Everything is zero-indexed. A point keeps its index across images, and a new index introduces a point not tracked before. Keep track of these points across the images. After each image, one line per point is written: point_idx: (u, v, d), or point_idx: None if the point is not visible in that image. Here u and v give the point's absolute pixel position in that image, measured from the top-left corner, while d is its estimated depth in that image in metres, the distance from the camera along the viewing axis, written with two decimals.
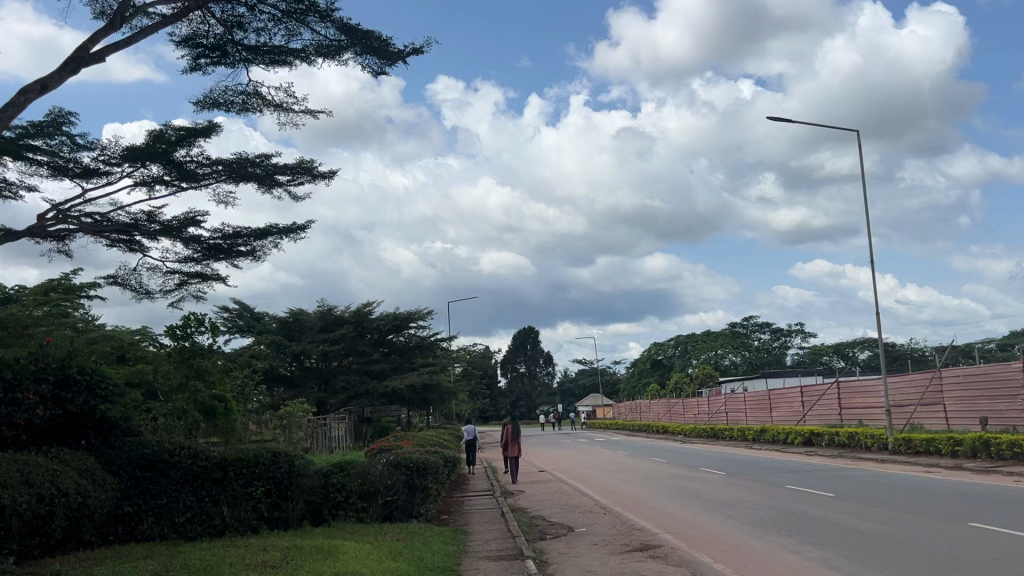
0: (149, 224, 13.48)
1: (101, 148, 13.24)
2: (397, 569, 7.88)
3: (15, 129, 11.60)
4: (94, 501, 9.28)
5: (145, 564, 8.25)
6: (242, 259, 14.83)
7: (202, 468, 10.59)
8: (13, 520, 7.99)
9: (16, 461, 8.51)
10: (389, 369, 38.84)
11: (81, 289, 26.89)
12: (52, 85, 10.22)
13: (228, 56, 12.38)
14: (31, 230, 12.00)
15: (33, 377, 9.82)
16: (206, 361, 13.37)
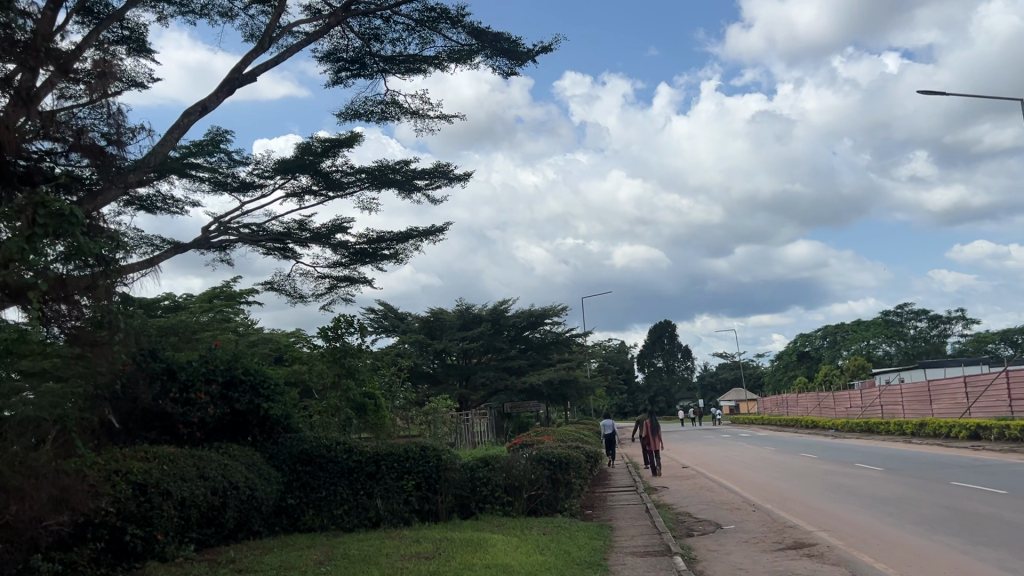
0: (300, 232, 14.27)
1: (255, 163, 14.10)
2: (547, 563, 7.99)
3: (180, 149, 12.55)
4: (262, 493, 9.93)
5: (310, 554, 8.72)
6: (386, 262, 15.42)
7: (357, 462, 11.16)
8: (193, 511, 8.64)
9: (193, 455, 9.28)
10: (528, 366, 39.29)
11: (241, 294, 28.81)
12: (210, 106, 11.00)
13: (367, 67, 12.90)
14: (197, 242, 12.96)
15: (205, 378, 10.63)
16: (356, 360, 13.88)
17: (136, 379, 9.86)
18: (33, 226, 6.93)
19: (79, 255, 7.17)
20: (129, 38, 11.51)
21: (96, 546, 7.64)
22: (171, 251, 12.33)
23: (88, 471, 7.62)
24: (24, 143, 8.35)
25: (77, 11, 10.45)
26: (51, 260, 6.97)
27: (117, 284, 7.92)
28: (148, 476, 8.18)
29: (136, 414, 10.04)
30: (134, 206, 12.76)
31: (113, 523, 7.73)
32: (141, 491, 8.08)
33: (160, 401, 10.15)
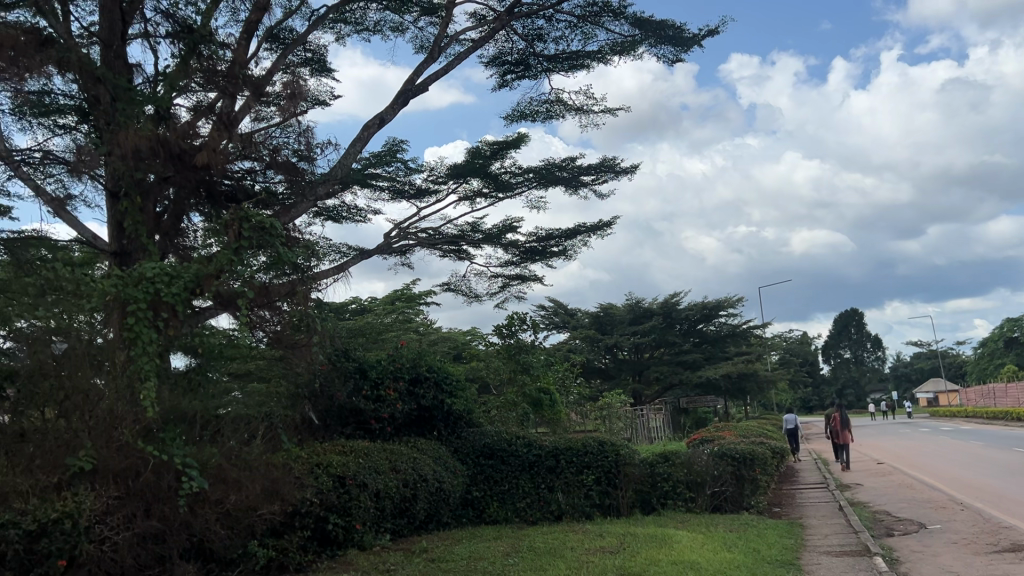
0: (474, 234, 14.68)
1: (430, 169, 14.65)
2: (736, 560, 7.77)
3: (363, 161, 13.17)
4: (448, 486, 10.36)
5: (497, 545, 8.96)
6: (556, 259, 15.57)
7: (536, 457, 11.40)
8: (387, 502, 9.14)
9: (385, 449, 9.79)
10: (703, 359, 38.33)
11: (420, 295, 30.08)
12: (387, 118, 11.57)
13: (532, 68, 13.07)
14: (379, 248, 13.64)
15: (392, 376, 11.17)
16: (531, 356, 14.21)
17: (332, 378, 10.52)
18: (239, 239, 7.68)
19: (277, 264, 7.90)
20: (312, 60, 12.27)
21: (303, 533, 8.14)
22: (357, 257, 13.07)
23: (293, 463, 8.21)
24: (228, 163, 9.08)
25: (266, 39, 11.28)
26: (255, 270, 7.72)
27: (311, 289, 8.52)
28: (347, 469, 8.70)
29: (333, 410, 10.68)
30: (322, 217, 13.62)
31: (317, 513, 8.27)
32: (341, 483, 8.61)
33: (354, 398, 10.70)
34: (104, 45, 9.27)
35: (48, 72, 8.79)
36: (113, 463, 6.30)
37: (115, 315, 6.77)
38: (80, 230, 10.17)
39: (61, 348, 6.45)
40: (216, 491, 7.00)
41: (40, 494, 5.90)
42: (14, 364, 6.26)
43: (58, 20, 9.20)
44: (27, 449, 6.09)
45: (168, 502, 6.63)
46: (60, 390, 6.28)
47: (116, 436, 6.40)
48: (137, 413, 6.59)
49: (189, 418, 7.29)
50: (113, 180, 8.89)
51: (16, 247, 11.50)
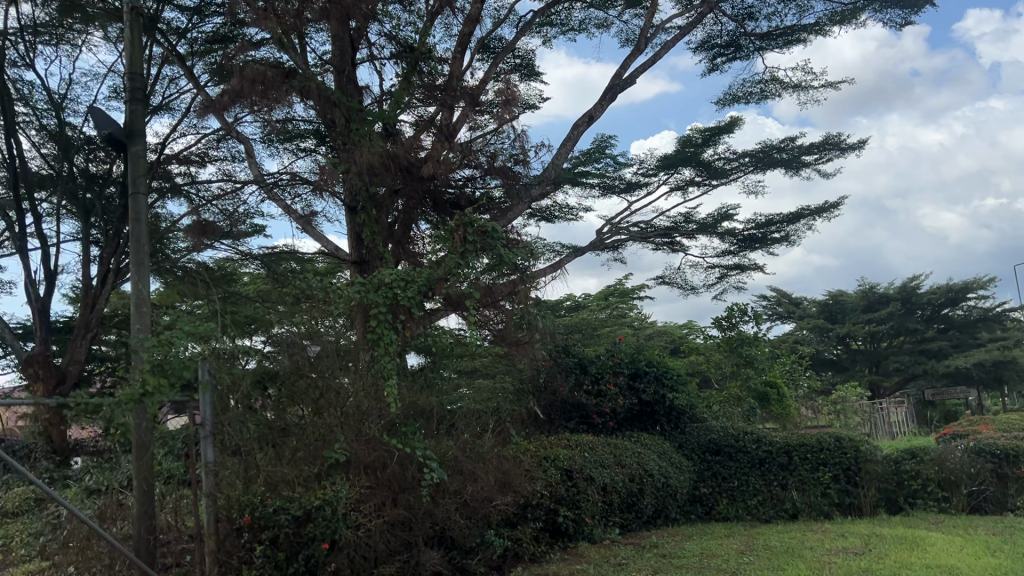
0: (688, 224, 14.40)
1: (640, 162, 14.56)
2: (1003, 567, 7.04)
3: (571, 160, 13.42)
4: (675, 482, 10.28)
5: (730, 543, 8.73)
6: (777, 245, 14.90)
7: (767, 454, 10.94)
8: (614, 496, 9.24)
9: (610, 443, 9.91)
10: (951, 348, 34.92)
11: (634, 290, 29.85)
12: (597, 115, 11.66)
13: (743, 49, 12.62)
14: (593, 244, 13.76)
15: (612, 371, 11.22)
16: (754, 349, 13.65)
17: (554, 374, 10.77)
18: (465, 242, 8.03)
19: (499, 267, 8.15)
20: (521, 65, 12.61)
21: (536, 525, 8.33)
22: (571, 255, 13.25)
23: (523, 456, 8.49)
24: (450, 172, 9.55)
25: (478, 50, 11.74)
26: (480, 271, 8.02)
27: (532, 288, 8.72)
28: (573, 462, 8.90)
29: (557, 405, 10.90)
30: (536, 218, 13.93)
31: (547, 505, 8.47)
32: (568, 476, 8.82)
33: (576, 393, 10.87)
34: (337, 71, 10.05)
35: (293, 102, 9.66)
36: (363, 455, 6.83)
37: (360, 321, 7.49)
38: (324, 243, 11.12)
39: (315, 350, 7.01)
40: (454, 482, 7.38)
41: (304, 483, 6.56)
42: (274, 367, 6.82)
43: (298, 52, 10.11)
44: (291, 441, 6.75)
45: (413, 491, 7.06)
46: (314, 387, 6.91)
47: (365, 430, 6.92)
48: (381, 409, 7.07)
49: (427, 413, 7.65)
50: (350, 196, 9.69)
51: (270, 261, 12.79)
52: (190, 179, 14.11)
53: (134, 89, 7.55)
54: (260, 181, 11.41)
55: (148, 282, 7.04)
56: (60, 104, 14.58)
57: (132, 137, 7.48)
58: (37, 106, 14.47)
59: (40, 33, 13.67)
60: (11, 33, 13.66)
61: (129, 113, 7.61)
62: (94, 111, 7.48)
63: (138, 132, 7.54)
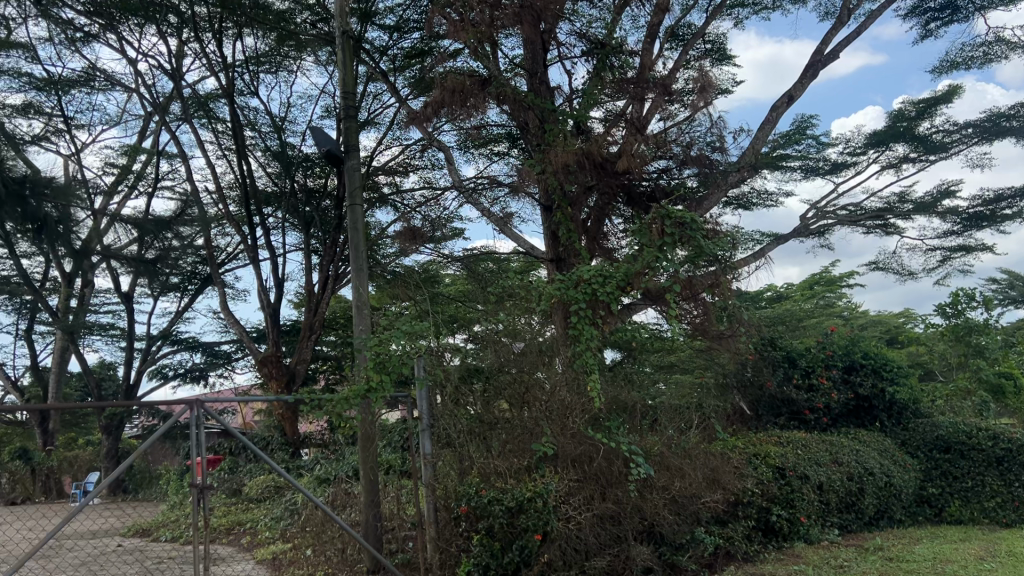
0: (903, 204, 13.41)
1: (846, 141, 13.71)
2: None
3: (770, 143, 12.86)
4: (899, 481, 9.63)
5: (966, 548, 8.03)
6: (1009, 222, 13.55)
7: (1006, 451, 10.05)
8: (832, 495, 8.82)
9: (824, 441, 9.49)
10: None
11: (841, 277, 28.18)
12: (797, 95, 11.13)
13: (961, 10, 11.57)
14: (796, 231, 13.14)
15: (824, 364, 10.66)
16: (985, 337, 12.50)
17: (760, 368, 10.39)
18: (662, 237, 7.72)
19: (697, 258, 7.85)
20: (712, 50, 12.28)
21: (748, 523, 8.06)
22: (773, 243, 12.72)
23: (731, 453, 8.24)
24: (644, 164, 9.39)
25: (668, 39, 11.55)
26: (679, 262, 7.76)
27: (734, 279, 8.46)
28: (785, 460, 8.59)
29: (764, 401, 10.54)
30: (732, 206, 13.50)
31: (760, 503, 8.18)
32: (782, 474, 8.51)
33: (786, 387, 10.44)
34: (529, 74, 10.34)
35: (489, 106, 9.93)
36: (570, 449, 6.88)
37: (559, 316, 7.60)
38: (521, 242, 11.32)
39: (519, 346, 7.24)
40: (661, 478, 7.19)
41: (515, 475, 6.74)
42: (480, 363, 7.09)
43: (492, 58, 10.43)
44: (502, 435, 6.94)
45: (620, 486, 6.98)
46: (518, 382, 7.03)
47: (570, 425, 6.93)
48: (585, 404, 7.06)
49: (630, 410, 7.60)
50: (546, 195, 9.86)
51: (469, 262, 13.30)
52: (395, 188, 14.97)
53: (348, 107, 8.12)
54: (461, 186, 11.84)
55: (367, 286, 7.55)
56: (281, 125, 15.95)
57: (348, 152, 8.03)
58: (262, 129, 15.92)
59: (262, 62, 15.02)
60: (239, 65, 15.11)
61: (344, 130, 8.19)
62: (315, 131, 8.09)
63: (353, 147, 8.11)
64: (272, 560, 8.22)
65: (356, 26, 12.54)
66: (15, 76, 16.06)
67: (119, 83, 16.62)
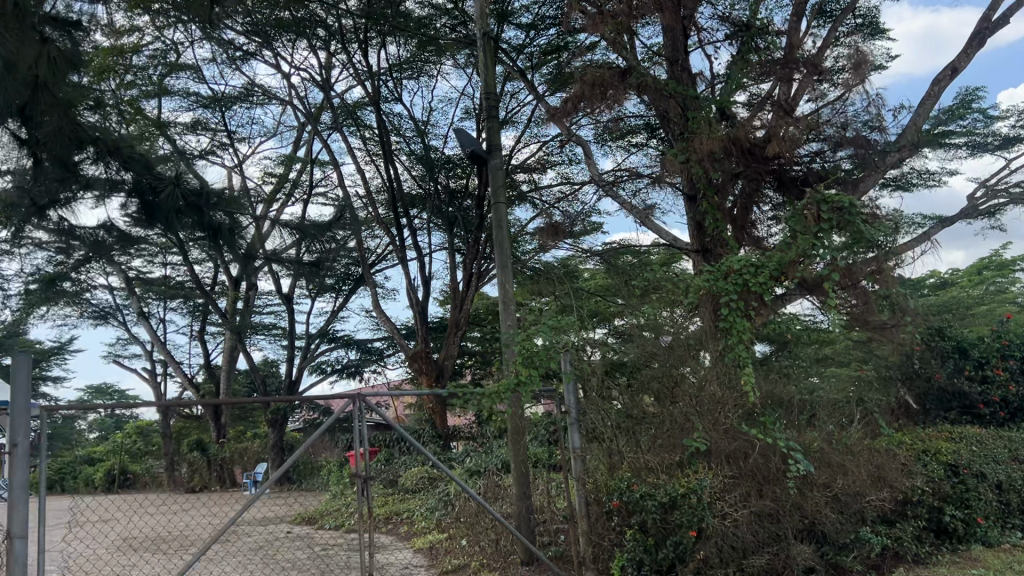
0: None
1: (1017, 113, 12.67)
2: None
3: (931, 120, 12.06)
4: None
5: None
6: None
7: None
8: (1013, 495, 8.20)
9: (1001, 437, 8.86)
10: None
11: (1014, 262, 26.02)
12: (961, 66, 10.39)
13: None
14: (963, 212, 12.25)
15: (1000, 355, 9.90)
16: None
17: (928, 359, 9.80)
18: (818, 222, 7.43)
19: (856, 245, 7.41)
20: (864, 25, 11.63)
21: (918, 524, 7.61)
22: (937, 226, 11.91)
23: (898, 449, 7.77)
24: (795, 148, 8.95)
25: (815, 16, 11.05)
26: (836, 249, 7.35)
27: (897, 266, 8.04)
28: (959, 457, 8.07)
29: (933, 394, 9.89)
30: (889, 187, 12.72)
31: (931, 503, 7.70)
32: (955, 472, 8.01)
33: (956, 380, 9.76)
34: (670, 62, 10.15)
35: (629, 98, 9.81)
36: (724, 445, 6.68)
37: (707, 308, 7.41)
38: (664, 234, 11.12)
39: (665, 340, 7.11)
40: (823, 475, 6.90)
41: (667, 470, 6.63)
42: (625, 358, 7.06)
43: (630, 49, 10.32)
44: (651, 430, 6.78)
45: (779, 483, 6.69)
46: (662, 377, 6.90)
47: (722, 421, 6.75)
48: (737, 399, 6.88)
49: (786, 405, 7.38)
50: (689, 184, 9.65)
51: (610, 256, 13.22)
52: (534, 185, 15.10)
53: (490, 107, 8.25)
54: (600, 180, 11.73)
55: (513, 282, 7.64)
56: (424, 129, 16.44)
57: (490, 151, 8.16)
58: (406, 133, 16.45)
59: (404, 69, 15.53)
60: (383, 72, 15.69)
61: (487, 130, 8.33)
62: (459, 132, 8.23)
63: (496, 146, 8.24)
64: (429, 549, 8.54)
65: (494, 27, 12.74)
66: (183, 95, 17.36)
67: (275, 97, 17.62)
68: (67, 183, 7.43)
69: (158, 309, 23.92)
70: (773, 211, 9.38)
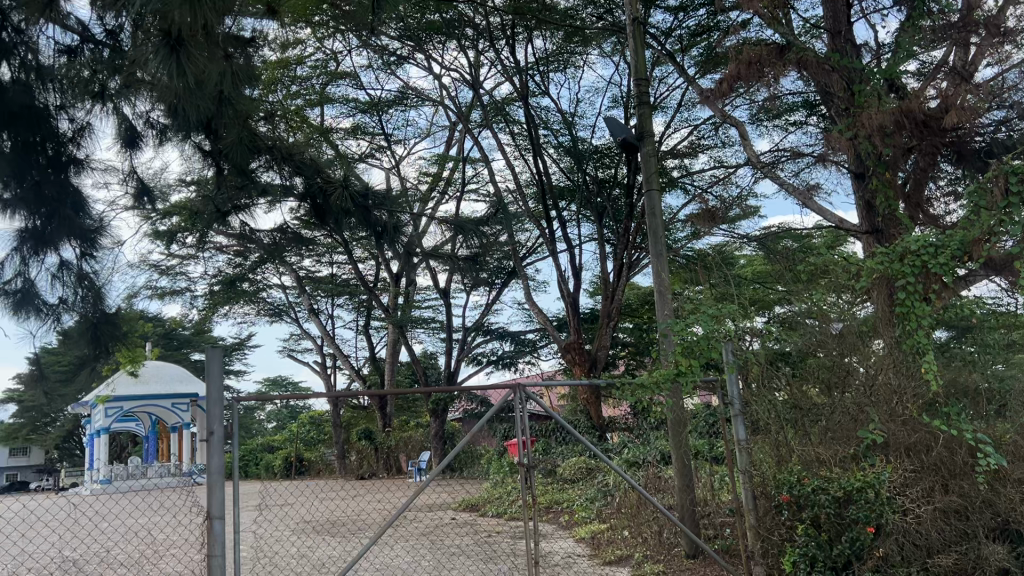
0: None
1: None
2: None
3: None
4: None
5: None
6: None
7: None
8: None
9: None
10: None
11: None
12: None
13: None
14: None
15: None
16: None
17: None
18: (1007, 196, 6.80)
19: None
20: None
21: None
22: None
23: None
24: (975, 118, 8.34)
25: None
26: None
27: None
28: None
29: None
30: None
31: None
32: None
33: None
34: (832, 34, 9.62)
35: (787, 75, 9.36)
36: (903, 437, 6.29)
37: (881, 292, 6.85)
38: (827, 215, 10.59)
39: (836, 327, 6.75)
40: (1019, 470, 6.26)
41: (840, 463, 6.34)
42: (786, 348, 6.77)
43: (787, 24, 9.87)
44: (821, 422, 6.54)
45: (966, 478, 6.20)
46: (830, 367, 6.59)
47: (899, 411, 6.38)
48: (916, 388, 6.44)
49: (972, 394, 6.89)
50: (857, 161, 9.12)
51: (768, 241, 12.72)
52: (685, 170, 14.82)
53: (641, 94, 8.14)
54: (759, 162, 11.29)
55: (668, 271, 7.51)
56: (572, 121, 16.46)
57: (642, 138, 8.05)
58: (554, 126, 16.55)
59: (551, 62, 15.59)
60: (530, 67, 15.81)
61: (638, 117, 8.24)
62: (609, 121, 8.11)
63: (648, 133, 8.11)
64: (591, 538, 8.57)
65: (641, 13, 12.56)
66: (344, 102, 18.23)
67: (428, 98, 18.16)
68: (245, 189, 7.95)
69: (326, 305, 25.28)
70: (950, 185, 9.05)
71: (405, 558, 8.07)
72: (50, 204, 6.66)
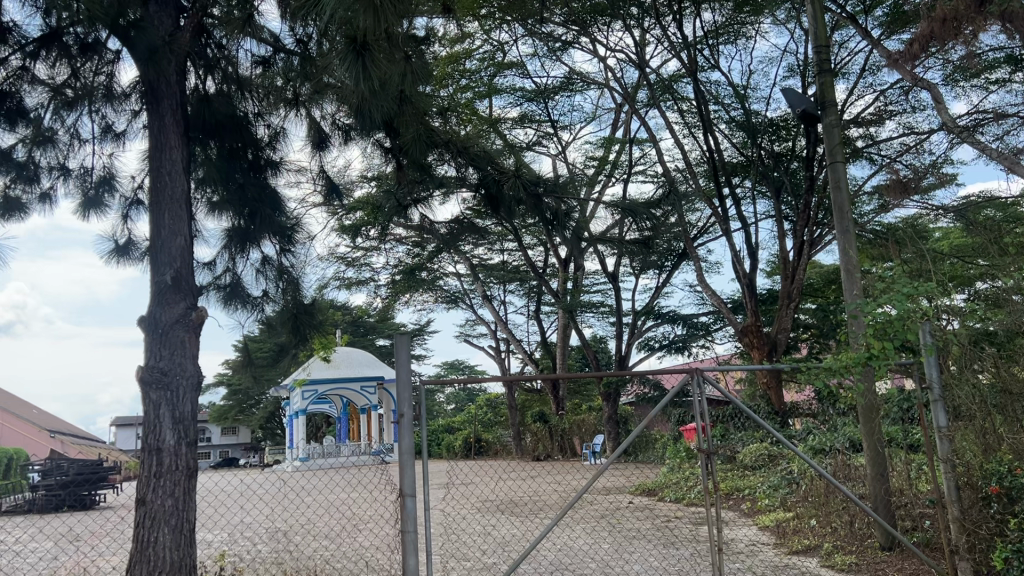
0: None
1: None
2: None
3: None
4: None
5: None
6: None
7: None
8: None
9: None
10: None
11: None
12: None
13: None
14: None
15: None
16: None
17: None
18: None
19: None
20: None
21: None
22: None
23: None
24: None
25: None
26: None
27: None
28: None
29: None
30: None
31: None
32: None
33: None
34: None
35: (988, 29, 8.53)
36: None
37: None
38: None
39: None
40: None
41: None
42: (992, 327, 6.14)
43: None
44: None
45: None
46: None
47: None
48: None
49: None
50: None
51: (967, 212, 11.73)
52: (871, 139, 13.94)
53: (822, 61, 7.72)
54: (955, 125, 10.41)
55: (856, 247, 7.11)
56: (744, 94, 15.89)
57: (824, 108, 7.62)
58: (725, 101, 16.03)
59: (721, 34, 15.10)
60: (699, 41, 15.37)
61: (820, 86, 7.80)
62: (788, 92, 7.74)
63: (830, 102, 7.67)
64: (775, 526, 8.31)
65: None
66: (512, 92, 18.55)
67: (594, 81, 18.10)
68: (423, 182, 8.23)
69: (499, 291, 25.92)
70: None
71: (585, 539, 8.20)
72: (252, 204, 7.31)
